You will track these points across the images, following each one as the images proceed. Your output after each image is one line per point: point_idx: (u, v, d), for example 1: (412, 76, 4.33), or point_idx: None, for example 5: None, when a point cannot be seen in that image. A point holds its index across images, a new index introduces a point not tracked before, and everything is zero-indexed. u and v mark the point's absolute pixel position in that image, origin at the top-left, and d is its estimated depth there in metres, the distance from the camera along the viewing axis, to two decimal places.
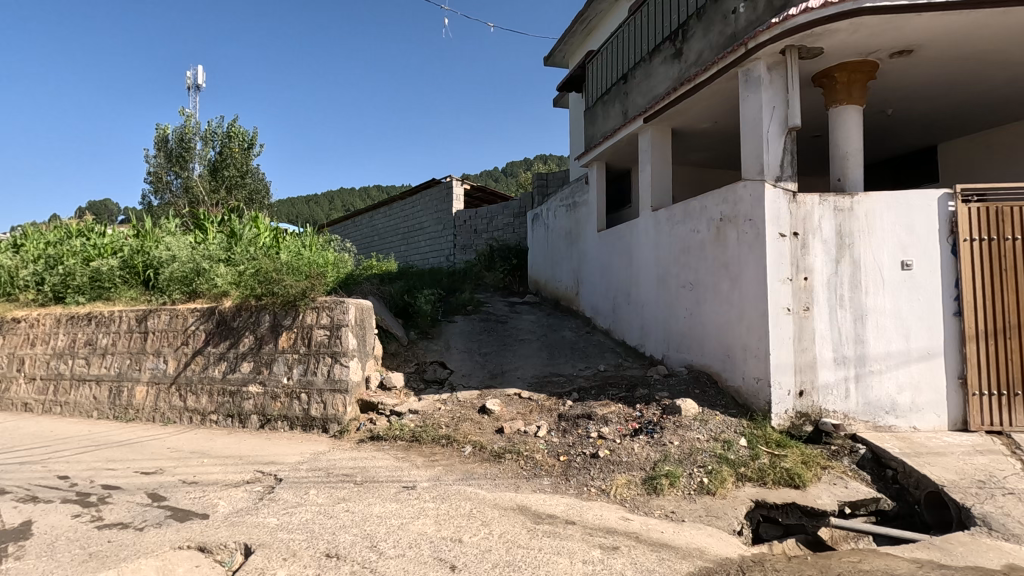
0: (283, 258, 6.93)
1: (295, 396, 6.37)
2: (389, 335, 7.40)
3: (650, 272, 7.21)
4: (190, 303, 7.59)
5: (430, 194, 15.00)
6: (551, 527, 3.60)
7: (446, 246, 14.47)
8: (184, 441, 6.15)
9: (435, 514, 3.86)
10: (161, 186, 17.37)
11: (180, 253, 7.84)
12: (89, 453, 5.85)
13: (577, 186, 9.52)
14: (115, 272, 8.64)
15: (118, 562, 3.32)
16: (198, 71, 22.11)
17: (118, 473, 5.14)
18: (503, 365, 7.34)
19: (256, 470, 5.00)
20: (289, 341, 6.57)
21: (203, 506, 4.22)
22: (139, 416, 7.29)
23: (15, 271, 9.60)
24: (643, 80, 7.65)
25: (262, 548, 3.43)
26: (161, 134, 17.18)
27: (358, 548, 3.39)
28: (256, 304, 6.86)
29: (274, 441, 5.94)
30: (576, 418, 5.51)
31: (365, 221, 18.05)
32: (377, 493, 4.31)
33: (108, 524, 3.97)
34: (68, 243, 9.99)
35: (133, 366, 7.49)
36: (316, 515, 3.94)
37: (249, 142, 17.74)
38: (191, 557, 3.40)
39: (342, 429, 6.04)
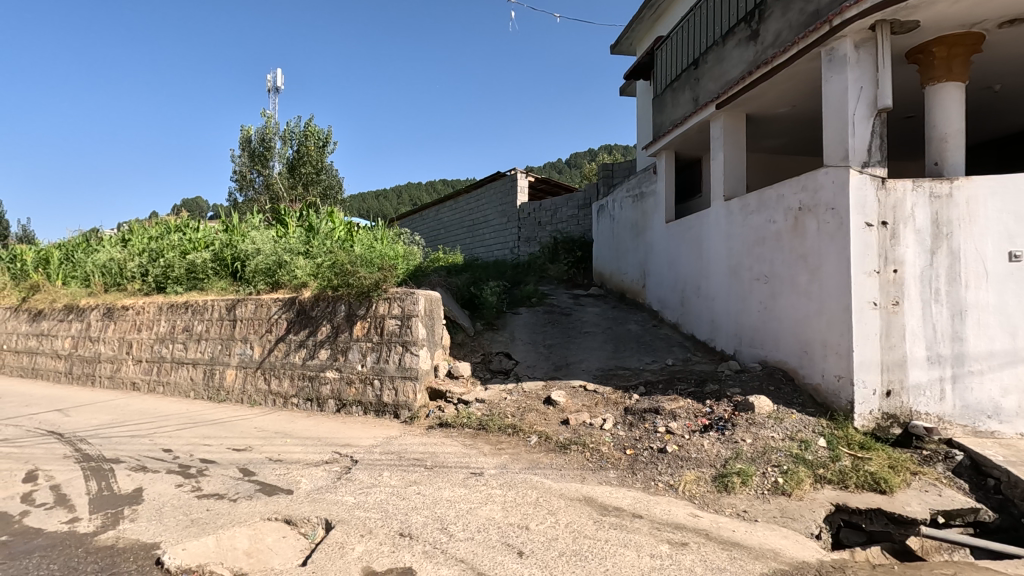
0: (357, 251, 7.25)
1: (369, 382, 6.67)
2: (456, 326, 7.60)
3: (721, 264, 6.97)
4: (273, 293, 8.09)
5: (495, 187, 15.15)
6: (618, 520, 3.59)
7: (509, 239, 14.60)
8: (269, 422, 6.60)
9: (502, 500, 3.95)
10: (245, 184, 18.61)
11: (264, 247, 8.38)
12: (187, 429, 6.41)
13: (644, 176, 9.32)
14: (207, 264, 9.36)
15: (216, 530, 3.64)
16: (277, 75, 23.36)
17: (213, 448, 5.60)
18: (568, 357, 7.36)
19: (334, 451, 5.30)
20: (363, 331, 6.88)
21: (288, 482, 4.53)
22: (229, 398, 7.89)
23: (123, 264, 10.62)
24: (715, 64, 7.37)
25: (341, 524, 3.64)
26: (245, 135, 18.34)
27: (429, 529, 3.53)
28: (333, 294, 7.22)
29: (349, 425, 6.27)
30: (643, 412, 5.44)
31: (432, 214, 18.51)
32: (446, 477, 4.46)
33: (206, 494, 4.35)
34: (167, 238, 10.91)
35: (224, 351, 8.10)
36: (390, 496, 4.13)
37: (324, 140, 18.57)
38: (279, 528, 3.67)
39: (413, 415, 6.28)
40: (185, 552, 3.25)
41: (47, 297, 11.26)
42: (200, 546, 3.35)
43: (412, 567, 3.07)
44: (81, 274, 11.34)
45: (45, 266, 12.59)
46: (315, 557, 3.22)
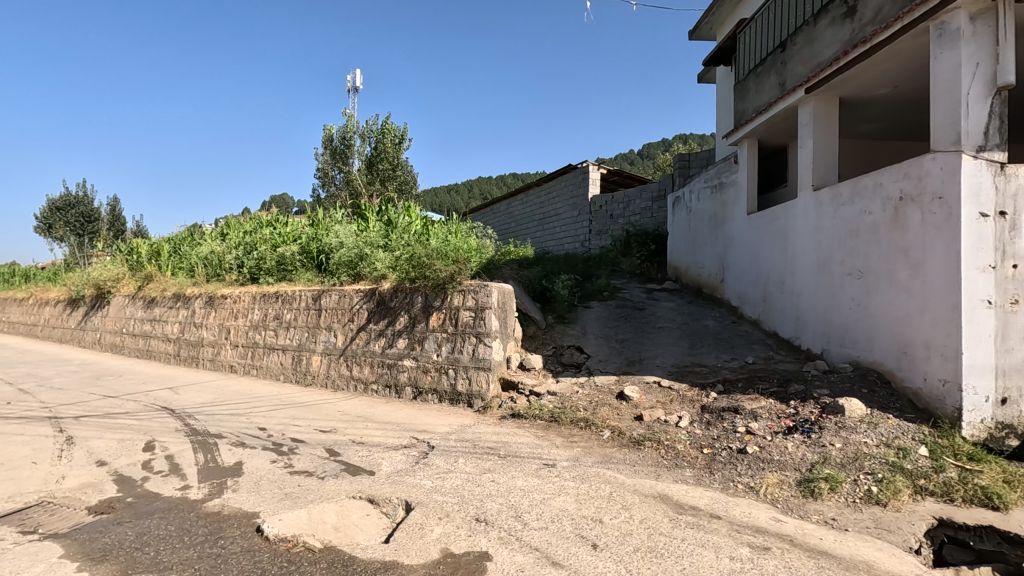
0: (433, 244, 7.46)
1: (444, 371, 6.88)
2: (528, 318, 7.67)
3: (808, 258, 6.59)
4: (355, 285, 8.50)
5: (565, 180, 15.06)
6: (695, 519, 3.51)
7: (581, 232, 14.48)
8: (352, 406, 6.97)
9: (576, 492, 3.97)
10: (327, 181, 19.65)
11: (347, 241, 8.82)
12: (279, 410, 6.90)
13: (724, 166, 8.94)
14: (295, 257, 10.00)
15: (307, 504, 3.91)
16: (356, 76, 24.38)
17: (302, 429, 6.00)
18: (642, 352, 7.23)
19: (412, 436, 5.52)
20: (439, 321, 7.09)
21: (370, 464, 4.78)
22: (315, 382, 8.40)
23: (222, 256, 11.53)
24: (805, 46, 6.93)
25: (421, 506, 3.80)
26: (327, 134, 19.29)
27: (504, 516, 3.61)
28: (411, 286, 7.50)
29: (425, 412, 6.50)
30: (721, 411, 5.27)
31: (503, 208, 18.69)
32: (520, 467, 4.53)
33: (297, 471, 4.67)
34: (260, 232, 11.73)
35: (310, 338, 8.63)
36: (466, 482, 4.26)
37: (400, 137, 19.20)
38: (363, 506, 3.88)
39: (486, 405, 6.42)
40: (281, 522, 3.52)
41: (158, 286, 12.45)
42: (294, 518, 3.61)
43: (489, 552, 3.15)
44: (187, 266, 12.43)
45: (157, 258, 13.93)
46: (397, 536, 3.38)
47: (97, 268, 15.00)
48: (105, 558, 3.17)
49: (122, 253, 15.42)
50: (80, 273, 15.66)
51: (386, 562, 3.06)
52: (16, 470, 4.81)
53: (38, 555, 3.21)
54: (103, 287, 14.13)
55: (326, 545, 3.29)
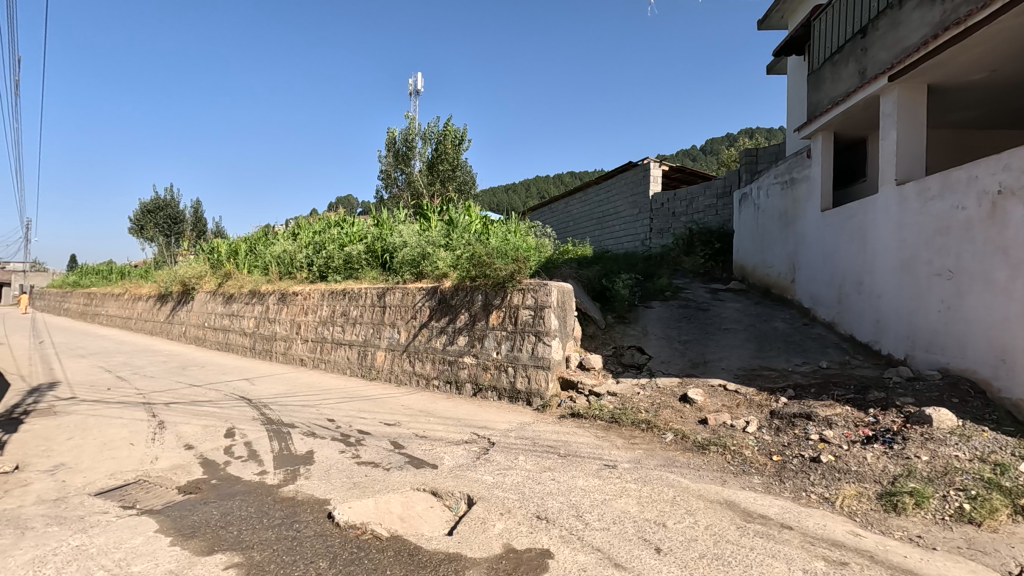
0: (493, 243, 7.54)
1: (503, 369, 6.95)
2: (588, 318, 7.63)
3: (890, 257, 6.18)
4: (418, 283, 8.73)
5: (625, 178, 14.82)
6: (764, 528, 3.38)
7: (641, 231, 14.21)
8: (414, 401, 7.17)
9: (637, 495, 3.91)
10: (390, 182, 20.28)
11: (410, 240, 9.08)
12: (347, 403, 7.20)
13: (795, 161, 8.53)
14: (361, 256, 10.39)
15: (374, 493, 4.06)
16: (417, 79, 24.97)
17: (368, 421, 6.23)
18: (706, 354, 7.02)
19: (473, 432, 5.61)
20: (498, 320, 7.16)
21: (433, 457, 4.91)
22: (379, 376, 8.71)
23: (294, 255, 12.14)
24: (889, 30, 6.50)
25: (482, 501, 3.86)
26: (390, 137, 19.88)
27: (565, 515, 3.61)
28: (471, 284, 7.62)
29: (485, 409, 6.60)
30: (792, 417, 5.04)
31: (561, 207, 18.62)
32: (580, 466, 4.52)
33: (364, 461, 4.86)
34: (328, 232, 12.25)
35: (375, 334, 8.94)
36: (527, 479, 4.29)
37: (460, 138, 19.50)
38: (427, 499, 3.99)
39: (545, 403, 6.43)
40: (350, 510, 3.68)
41: (236, 283, 13.27)
42: (362, 506, 3.77)
43: (551, 549, 3.16)
44: (262, 264, 13.17)
45: (235, 257, 14.84)
46: (460, 529, 3.45)
47: (183, 266, 16.17)
48: (194, 534, 3.42)
49: (204, 252, 16.55)
50: (168, 270, 16.93)
51: (450, 553, 3.13)
52: (116, 450, 5.28)
53: (136, 528, 3.51)
54: (188, 283, 15.23)
55: (393, 534, 3.41)
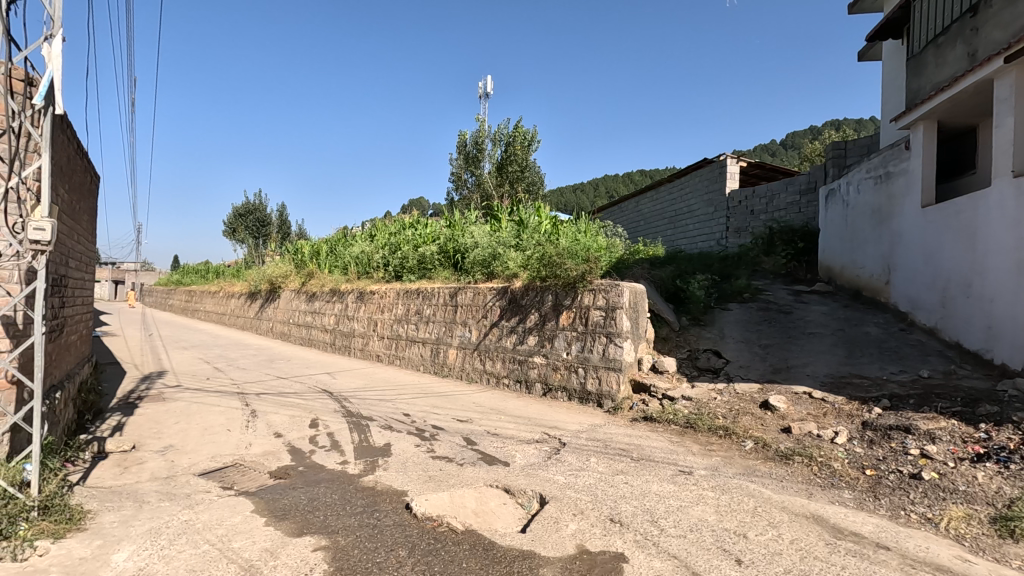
0: (564, 243, 7.52)
1: (573, 369, 6.92)
2: (661, 319, 7.47)
3: (1004, 257, 5.60)
4: (489, 283, 8.86)
5: (700, 175, 14.31)
6: (857, 547, 3.16)
7: (716, 230, 13.67)
8: (485, 398, 7.30)
9: (715, 503, 3.77)
10: (461, 184, 20.74)
11: (481, 241, 9.23)
12: (421, 398, 7.44)
13: (891, 153, 7.90)
14: (434, 256, 10.70)
15: (449, 487, 4.18)
16: (487, 81, 25.36)
17: (441, 417, 6.41)
18: (789, 359, 6.65)
19: (544, 432, 5.63)
20: (569, 320, 7.14)
21: (505, 455, 4.97)
22: (451, 374, 8.93)
23: (371, 255, 12.68)
24: (1005, 7, 5.91)
25: (555, 500, 3.87)
26: (461, 139, 20.32)
27: (640, 519, 3.55)
28: (542, 284, 7.64)
29: (555, 409, 6.60)
30: (888, 429, 4.68)
31: (631, 206, 18.26)
32: (654, 471, 4.42)
33: (438, 456, 5.00)
34: (403, 233, 12.70)
35: (448, 333, 9.17)
36: (599, 481, 4.25)
37: (530, 139, 19.59)
38: (500, 495, 4.05)
39: (616, 406, 6.34)
40: (427, 503, 3.81)
41: (318, 282, 14.05)
42: (439, 499, 3.88)
43: (625, 553, 3.12)
44: (341, 264, 13.84)
45: (317, 257, 15.70)
46: (533, 527, 3.48)
47: (271, 265, 17.33)
48: (285, 516, 3.65)
49: (289, 252, 17.62)
50: (257, 269, 18.19)
51: (523, 551, 3.16)
52: (215, 435, 5.74)
53: (234, 508, 3.80)
54: (276, 282, 16.30)
55: (468, 528, 3.48)
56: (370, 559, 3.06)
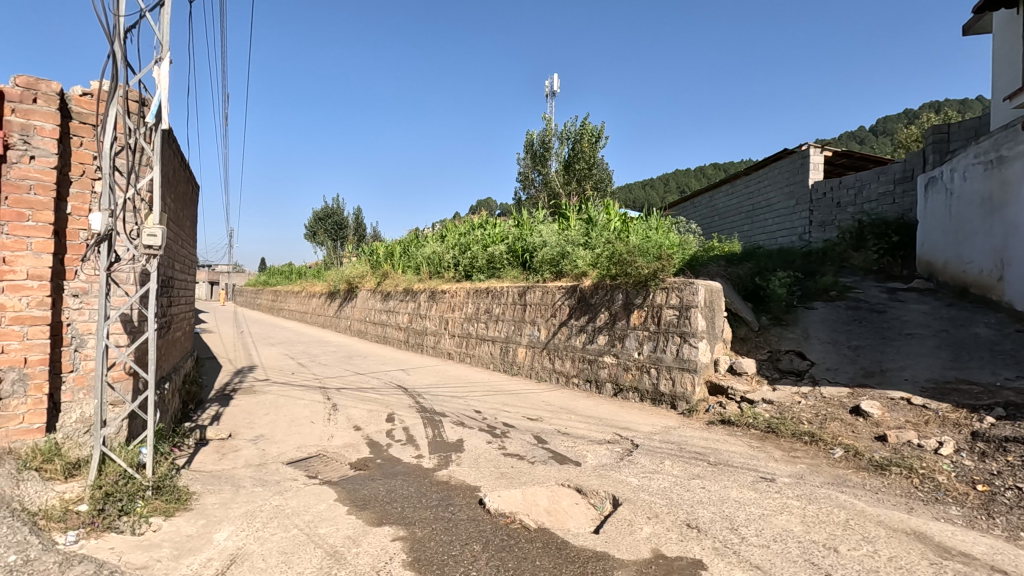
0: (634, 241, 7.36)
1: (645, 370, 6.77)
2: (739, 319, 7.16)
3: None
4: (558, 282, 8.84)
5: (779, 166, 13.56)
6: (967, 568, 2.88)
7: (798, 224, 12.91)
8: (555, 397, 7.29)
9: (802, 513, 3.57)
10: (528, 183, 20.85)
11: (549, 239, 9.22)
12: (491, 396, 7.55)
13: (1005, 135, 7.13)
14: (503, 255, 10.82)
15: (521, 485, 4.21)
16: (554, 80, 25.30)
17: (512, 415, 6.47)
18: (884, 362, 6.17)
19: (616, 433, 5.54)
20: (640, 319, 6.99)
21: (577, 455, 4.95)
22: (521, 372, 8.99)
23: (442, 256, 13.00)
24: None
25: (628, 503, 3.80)
26: (528, 139, 20.40)
27: (718, 526, 3.42)
28: (612, 283, 7.54)
29: (627, 410, 6.49)
30: (1002, 441, 4.24)
31: (704, 201, 17.61)
32: (732, 477, 4.24)
33: (509, 453, 5.05)
34: (472, 233, 12.92)
35: (517, 331, 9.24)
36: (674, 485, 4.13)
37: (597, 135, 19.36)
38: (572, 495, 4.03)
39: (691, 408, 6.13)
40: (500, 499, 3.85)
41: (392, 282, 14.57)
42: (512, 496, 3.92)
43: (703, 560, 3.02)
44: (414, 264, 14.28)
45: (391, 258, 16.29)
46: (606, 528, 3.44)
47: (348, 266, 18.18)
48: (365, 506, 3.82)
49: (365, 254, 18.39)
50: (336, 270, 19.13)
51: (597, 552, 3.13)
52: (301, 426, 6.10)
53: (320, 496, 4.02)
54: (353, 282, 17.07)
55: (541, 526, 3.50)
56: (446, 551, 3.14)
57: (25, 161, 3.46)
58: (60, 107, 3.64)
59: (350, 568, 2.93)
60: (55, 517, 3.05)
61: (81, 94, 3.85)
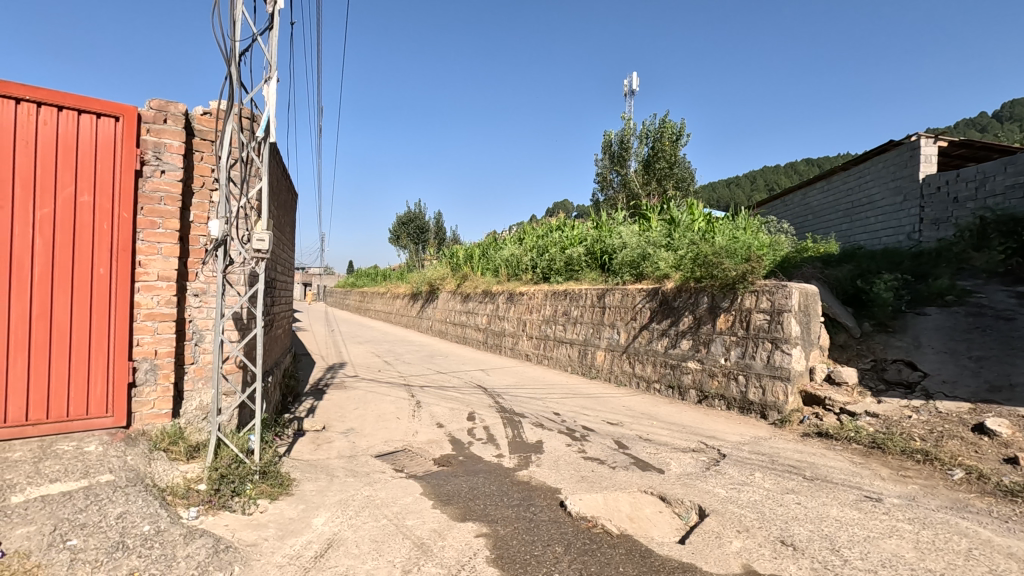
0: (721, 242, 7.05)
1: (732, 377, 6.47)
2: (838, 325, 6.68)
3: None
4: (638, 284, 8.64)
5: (885, 159, 12.48)
6: None
7: (906, 222, 11.83)
8: (635, 402, 7.15)
9: (914, 538, 3.26)
10: (606, 184, 20.60)
11: (630, 241, 9.06)
12: (570, 399, 7.53)
13: None
14: (581, 257, 10.75)
15: (602, 489, 4.17)
16: (634, 78, 24.84)
17: (591, 418, 6.41)
18: (1013, 375, 5.50)
19: (701, 441, 5.34)
20: (727, 324, 6.69)
21: (660, 462, 4.82)
22: (600, 375, 8.90)
23: (520, 258, 13.13)
24: None
25: (715, 514, 3.65)
26: (606, 139, 20.16)
27: (817, 546, 3.20)
28: (696, 285, 7.27)
29: (712, 418, 6.24)
30: None
31: (797, 198, 16.55)
32: (831, 494, 3.95)
33: (590, 457, 5.01)
34: (550, 236, 12.94)
35: (596, 334, 9.15)
36: (765, 499, 3.91)
37: (678, 133, 18.79)
38: (656, 503, 3.93)
39: (783, 418, 5.78)
40: (581, 502, 3.83)
41: (472, 284, 14.90)
42: (593, 500, 3.89)
43: None
44: (492, 267, 14.51)
45: (470, 261, 16.66)
46: (693, 539, 3.32)
47: (430, 268, 18.81)
48: (449, 502, 3.94)
49: (445, 257, 18.92)
50: (419, 273, 19.82)
51: (683, 563, 3.03)
52: (388, 421, 6.39)
53: (406, 489, 4.19)
54: (435, 284, 17.65)
55: (623, 532, 3.44)
56: (528, 551, 3.17)
57: (157, 174, 3.89)
58: (184, 126, 4.06)
59: (436, 561, 3.03)
60: (179, 493, 3.40)
61: (203, 113, 4.27)
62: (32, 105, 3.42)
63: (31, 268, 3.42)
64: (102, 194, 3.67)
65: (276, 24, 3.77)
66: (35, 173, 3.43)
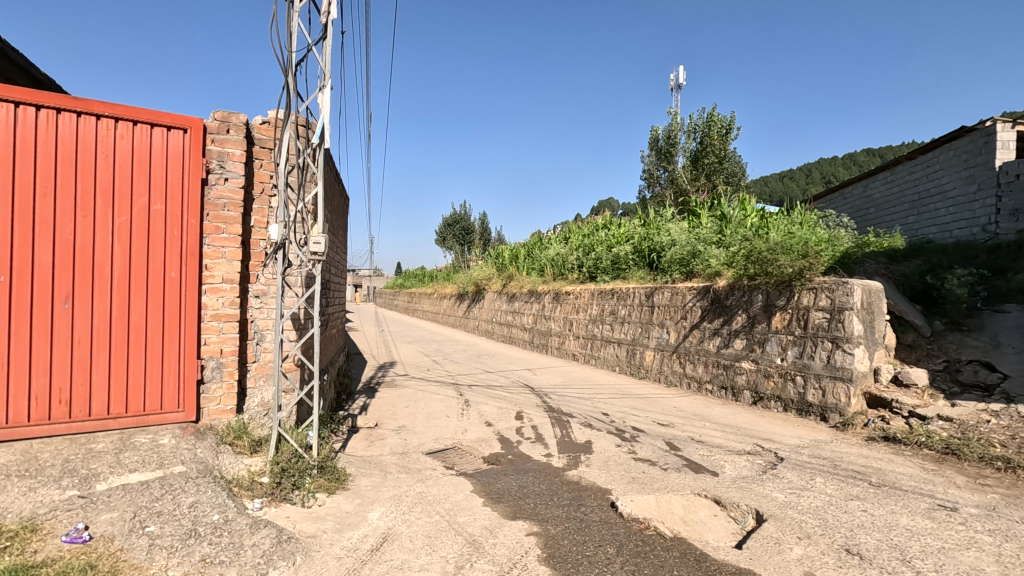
0: (775, 237, 6.78)
1: (790, 378, 6.23)
2: (905, 324, 6.32)
3: None
4: (688, 282, 8.44)
5: (956, 146, 11.72)
6: None
7: (979, 213, 11.07)
8: (687, 403, 6.99)
9: (995, 551, 3.05)
10: (653, 180, 20.24)
11: (679, 238, 8.87)
12: (619, 399, 7.44)
13: None
14: (628, 256, 10.61)
15: (654, 491, 4.10)
16: (680, 71, 24.28)
17: (641, 419, 6.31)
18: None
19: (757, 444, 5.16)
20: (783, 323, 6.45)
21: (713, 464, 4.69)
22: (649, 375, 8.76)
23: (565, 258, 13.06)
24: None
25: (774, 520, 3.52)
26: (653, 135, 19.77)
27: (886, 556, 3.04)
28: (750, 283, 7.03)
29: (768, 420, 6.02)
30: None
31: (857, 191, 15.76)
32: (901, 502, 3.74)
33: (640, 458, 4.93)
34: (596, 234, 12.83)
35: (644, 334, 9.00)
36: (828, 505, 3.75)
37: (728, 126, 18.27)
38: (710, 506, 3.83)
39: (845, 421, 5.51)
40: (633, 504, 3.78)
41: (518, 284, 14.94)
42: (644, 501, 3.84)
43: None
44: (538, 267, 14.49)
45: (515, 260, 16.71)
46: (750, 544, 3.22)
47: (476, 269, 18.98)
48: (500, 500, 3.97)
49: (490, 257, 19.04)
50: (466, 273, 20.03)
51: (740, 568, 2.95)
52: (438, 419, 6.50)
53: (457, 487, 4.26)
54: (481, 284, 17.80)
55: (677, 535, 3.38)
56: (580, 551, 3.15)
57: (221, 182, 4.10)
58: (245, 136, 4.26)
59: (489, 558, 3.06)
60: (245, 485, 3.58)
61: (262, 123, 4.46)
62: (111, 120, 3.67)
63: (111, 272, 3.67)
64: (173, 202, 3.89)
65: (330, 34, 3.90)
66: (114, 184, 3.68)
